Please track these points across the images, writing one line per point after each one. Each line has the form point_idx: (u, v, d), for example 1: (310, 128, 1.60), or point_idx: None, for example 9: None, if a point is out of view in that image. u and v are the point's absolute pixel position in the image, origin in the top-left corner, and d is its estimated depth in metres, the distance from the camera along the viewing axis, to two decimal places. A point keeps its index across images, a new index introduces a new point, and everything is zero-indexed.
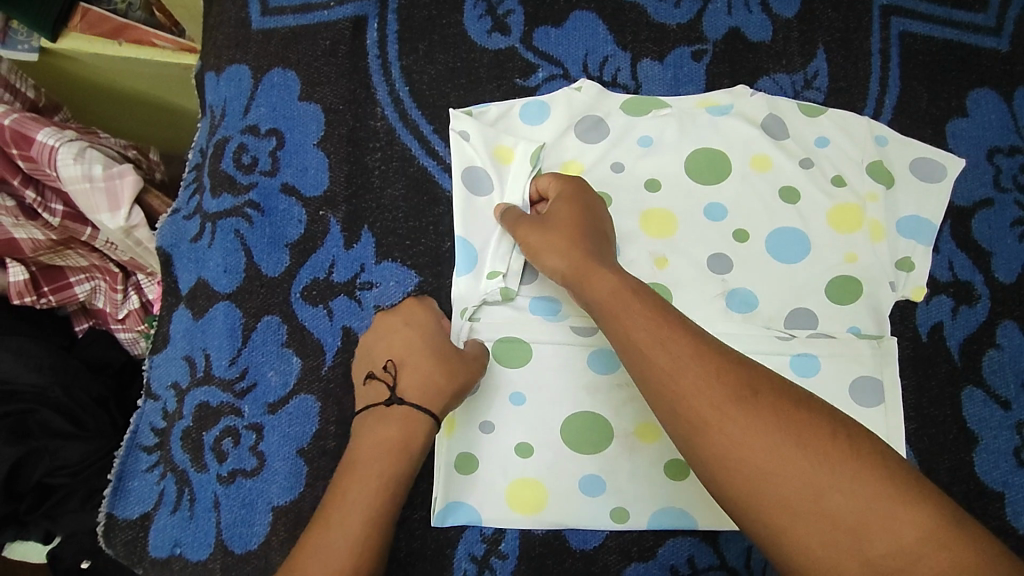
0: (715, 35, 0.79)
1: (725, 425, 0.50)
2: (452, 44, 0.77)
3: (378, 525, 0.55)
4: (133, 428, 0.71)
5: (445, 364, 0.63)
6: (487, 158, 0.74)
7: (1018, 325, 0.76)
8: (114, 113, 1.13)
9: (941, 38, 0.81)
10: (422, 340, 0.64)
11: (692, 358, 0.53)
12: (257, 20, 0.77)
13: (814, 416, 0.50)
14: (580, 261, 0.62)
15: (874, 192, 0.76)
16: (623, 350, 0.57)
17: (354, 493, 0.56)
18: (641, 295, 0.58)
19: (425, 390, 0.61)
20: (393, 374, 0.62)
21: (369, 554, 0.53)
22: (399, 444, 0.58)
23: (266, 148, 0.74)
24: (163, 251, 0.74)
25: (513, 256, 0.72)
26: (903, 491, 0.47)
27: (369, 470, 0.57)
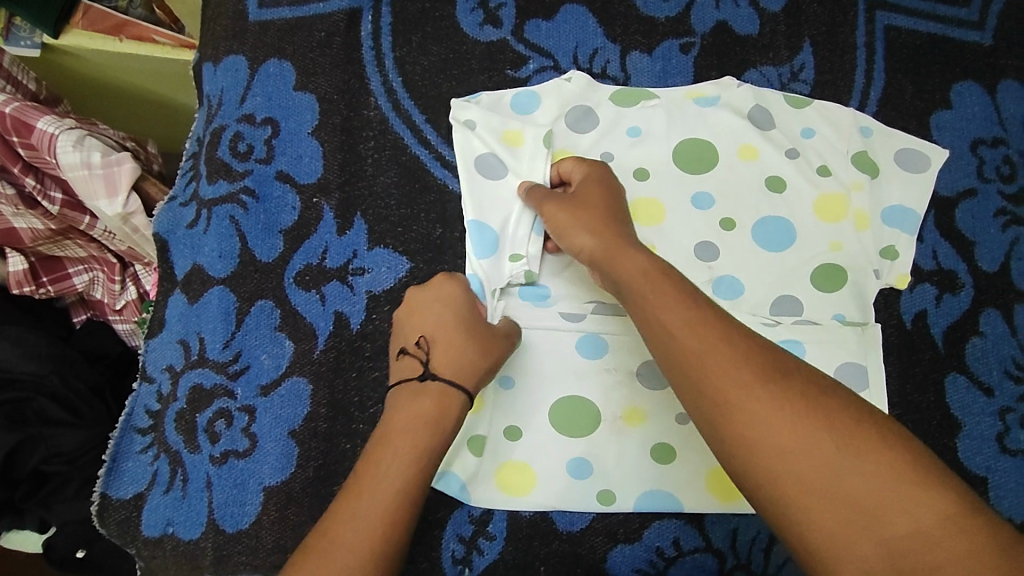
0: (703, 28, 0.81)
1: (750, 405, 0.49)
2: (445, 37, 0.78)
3: (411, 496, 0.55)
4: (128, 411, 0.72)
5: (479, 341, 0.63)
6: (496, 143, 0.74)
7: (1001, 313, 0.77)
8: (115, 109, 1.15)
9: (925, 31, 0.82)
10: (456, 316, 0.64)
11: (721, 340, 0.52)
12: (253, 13, 0.78)
13: (837, 401, 0.50)
14: (613, 240, 0.62)
15: (859, 182, 0.77)
16: (650, 332, 0.56)
17: (387, 464, 0.56)
18: (671, 276, 0.57)
19: (460, 367, 0.61)
20: (426, 350, 0.62)
21: (401, 524, 0.54)
22: (434, 418, 0.58)
23: (261, 136, 0.75)
24: (159, 238, 0.75)
25: (534, 239, 0.73)
26: (922, 476, 0.47)
27: (403, 441, 0.57)
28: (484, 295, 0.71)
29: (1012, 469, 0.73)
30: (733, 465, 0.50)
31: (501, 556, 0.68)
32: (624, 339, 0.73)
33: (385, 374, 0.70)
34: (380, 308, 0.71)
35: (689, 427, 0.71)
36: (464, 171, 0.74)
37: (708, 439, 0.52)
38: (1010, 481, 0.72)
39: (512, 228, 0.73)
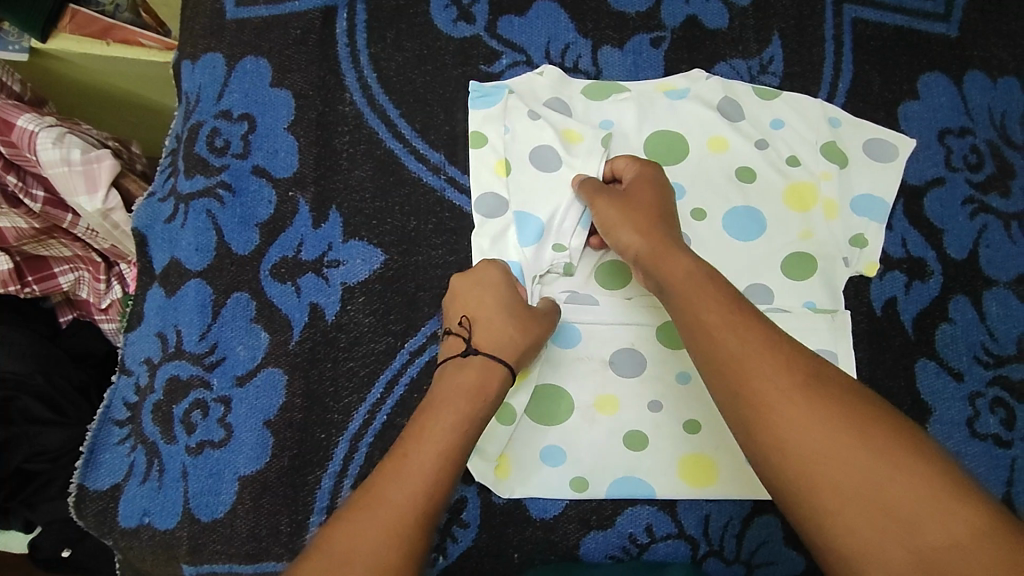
0: (673, 23, 0.82)
1: (786, 410, 0.50)
2: (419, 33, 0.80)
3: (452, 458, 0.56)
4: (106, 403, 0.72)
5: (519, 319, 0.66)
6: (556, 137, 0.76)
7: (970, 300, 0.78)
8: (102, 109, 1.16)
9: (891, 24, 0.84)
10: (496, 297, 0.67)
11: (759, 343, 0.54)
12: (230, 11, 0.80)
13: (877, 412, 0.50)
14: (659, 242, 0.64)
15: (827, 172, 0.79)
16: (690, 332, 0.58)
17: (432, 428, 0.57)
18: (713, 279, 0.60)
19: (499, 342, 0.64)
20: (468, 329, 0.66)
21: (444, 482, 0.54)
22: (474, 388, 0.61)
23: (238, 132, 0.76)
24: (138, 232, 0.76)
25: (578, 233, 0.74)
26: (959, 488, 0.46)
27: (449, 407, 0.59)
28: (524, 279, 0.73)
29: (983, 453, 0.73)
30: (763, 467, 0.51)
31: (475, 544, 0.69)
32: (596, 329, 0.74)
33: (359, 364, 0.71)
34: (355, 300, 0.72)
35: (661, 414, 0.72)
36: (521, 161, 0.75)
37: (742, 442, 0.53)
38: (980, 464, 0.73)
39: (560, 219, 0.74)
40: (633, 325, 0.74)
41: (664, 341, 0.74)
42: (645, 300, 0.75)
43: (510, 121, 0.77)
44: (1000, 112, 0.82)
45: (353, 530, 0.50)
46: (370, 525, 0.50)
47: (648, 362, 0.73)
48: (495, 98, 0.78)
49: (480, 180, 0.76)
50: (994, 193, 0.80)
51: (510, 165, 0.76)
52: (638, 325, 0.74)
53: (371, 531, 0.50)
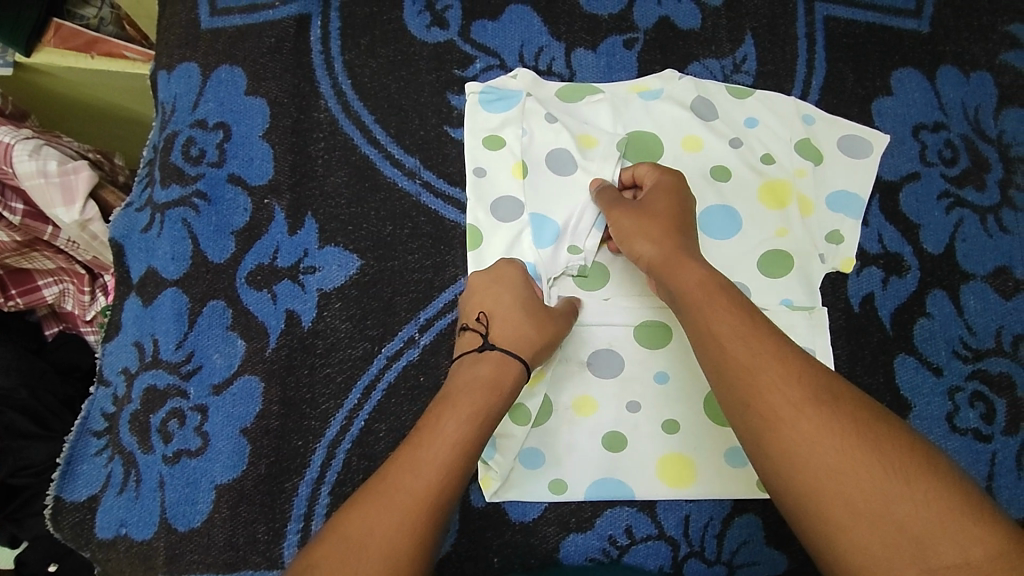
0: (645, 25, 0.83)
1: (796, 420, 0.51)
2: (393, 39, 0.80)
3: (466, 450, 0.56)
4: (84, 414, 0.72)
5: (535, 317, 0.67)
6: (571, 141, 0.77)
7: (948, 294, 0.78)
8: (88, 118, 1.15)
9: (863, 21, 0.84)
10: (514, 296, 0.68)
11: (770, 354, 0.55)
12: (205, 21, 0.80)
13: (892, 427, 0.51)
14: (671, 251, 0.65)
15: (802, 169, 0.79)
16: (701, 343, 0.59)
17: (445, 420, 0.57)
18: (725, 291, 0.61)
19: (515, 340, 0.65)
20: (486, 325, 0.66)
21: (456, 473, 0.54)
22: (491, 381, 0.61)
23: (213, 141, 0.76)
24: (115, 242, 0.76)
25: (593, 235, 0.75)
26: (974, 509, 0.46)
27: (462, 399, 0.59)
28: (540, 279, 0.73)
29: (964, 448, 0.73)
30: (771, 478, 0.51)
31: (454, 549, 0.68)
32: (574, 330, 0.73)
33: (337, 370, 0.71)
34: (331, 305, 0.72)
35: (640, 414, 0.72)
36: (539, 164, 0.77)
37: (750, 453, 0.54)
38: (960, 459, 0.73)
39: (574, 223, 0.75)
40: (612, 326, 0.74)
41: (644, 342, 0.74)
42: (624, 301, 0.75)
43: (528, 124, 0.77)
44: (974, 106, 0.83)
45: (363, 520, 0.50)
46: (381, 513, 0.50)
47: (626, 363, 0.73)
48: (514, 101, 0.78)
49: (497, 182, 0.77)
50: (969, 187, 0.81)
51: (527, 167, 0.76)
52: (617, 326, 0.74)
53: (384, 520, 0.50)
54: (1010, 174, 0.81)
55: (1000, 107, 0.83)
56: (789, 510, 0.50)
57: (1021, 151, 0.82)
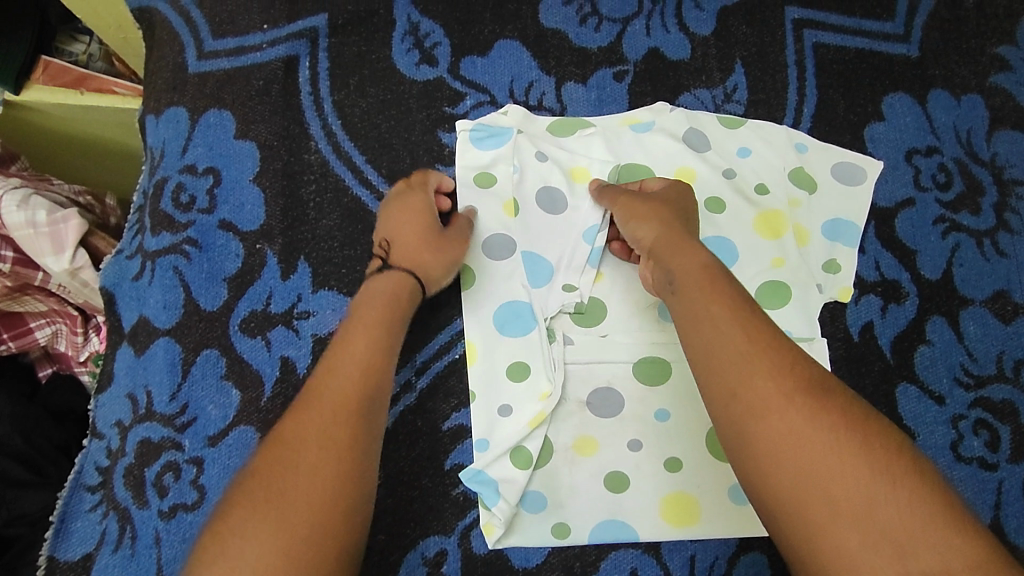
0: (635, 56, 0.82)
1: (784, 415, 0.50)
2: (383, 78, 0.80)
3: (377, 356, 0.61)
4: (78, 468, 0.71)
5: (430, 240, 0.69)
6: (562, 178, 0.77)
7: (947, 320, 0.77)
8: (81, 159, 1.12)
9: (852, 47, 0.84)
10: (415, 221, 0.70)
11: (761, 344, 0.54)
12: (192, 65, 0.79)
13: (881, 429, 0.50)
14: (677, 233, 0.64)
15: (795, 199, 0.79)
16: (690, 326, 0.57)
17: (352, 330, 0.62)
18: (726, 276, 0.59)
19: (413, 262, 0.68)
20: (387, 250, 0.69)
21: (371, 379, 0.59)
22: (389, 301, 0.65)
23: (203, 187, 0.76)
24: (106, 291, 0.75)
25: (586, 272, 0.75)
26: (958, 518, 0.46)
27: (367, 311, 0.63)
28: (534, 321, 0.73)
29: (969, 477, 0.73)
30: (747, 468, 0.51)
31: None
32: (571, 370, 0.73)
33: None
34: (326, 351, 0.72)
35: (641, 453, 0.71)
36: (531, 202, 0.76)
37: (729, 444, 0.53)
38: (966, 489, 0.72)
39: (568, 260, 0.75)
40: (611, 363, 0.73)
41: (643, 379, 0.73)
42: (622, 338, 0.74)
43: (520, 161, 0.77)
44: (965, 130, 0.83)
45: (296, 427, 0.55)
46: (307, 426, 0.55)
47: (626, 401, 0.73)
48: (505, 137, 0.78)
49: (489, 219, 0.76)
50: (964, 211, 0.80)
51: (519, 205, 0.76)
52: (615, 363, 0.74)
53: (308, 435, 0.54)
54: (1004, 197, 0.81)
55: (991, 130, 0.83)
56: (761, 496, 0.50)
57: (1014, 174, 0.82)
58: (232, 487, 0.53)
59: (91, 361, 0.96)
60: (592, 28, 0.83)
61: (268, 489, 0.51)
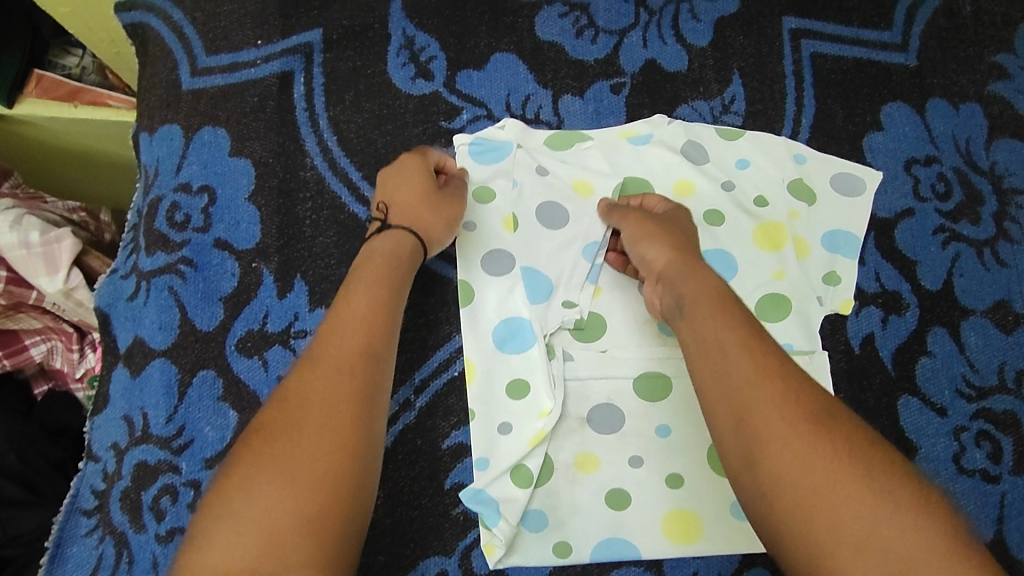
0: (632, 68, 0.82)
1: (790, 439, 0.50)
2: (378, 93, 0.79)
3: (380, 306, 0.61)
4: (74, 492, 0.70)
5: (426, 198, 0.70)
6: (561, 193, 0.77)
7: (948, 331, 0.77)
8: (75, 172, 1.11)
9: (850, 57, 0.84)
10: (411, 180, 0.70)
11: (769, 369, 0.54)
12: (186, 81, 0.79)
13: (886, 457, 0.50)
14: (686, 257, 0.65)
15: (795, 211, 0.78)
16: (698, 349, 0.58)
17: (355, 285, 0.62)
18: (735, 302, 0.60)
19: (411, 222, 0.68)
20: (384, 212, 0.69)
21: (375, 330, 0.60)
22: (389, 258, 0.65)
23: (198, 205, 0.75)
24: (101, 312, 0.75)
25: (586, 288, 0.75)
26: (964, 550, 0.46)
27: (368, 268, 0.64)
28: (534, 338, 0.73)
29: (971, 490, 0.72)
30: (752, 496, 0.51)
31: None
32: (571, 387, 0.72)
33: None
34: None
35: (643, 469, 0.71)
36: (529, 217, 0.76)
37: (736, 470, 0.52)
38: (969, 502, 0.72)
39: (568, 276, 0.75)
40: (611, 380, 0.73)
41: (643, 395, 0.73)
42: (622, 353, 0.74)
43: (518, 176, 0.77)
44: (964, 138, 0.82)
45: (301, 386, 0.56)
46: (314, 377, 0.56)
47: (627, 417, 0.72)
48: (502, 152, 0.77)
49: (488, 235, 0.75)
50: (964, 221, 0.80)
51: (518, 221, 0.76)
52: (616, 379, 0.73)
53: (317, 384, 0.55)
54: (1004, 206, 0.81)
55: (990, 138, 0.83)
56: (766, 522, 0.50)
57: (1014, 182, 0.82)
58: (244, 440, 0.54)
59: (88, 378, 0.94)
60: (589, 40, 0.82)
61: (275, 442, 0.52)
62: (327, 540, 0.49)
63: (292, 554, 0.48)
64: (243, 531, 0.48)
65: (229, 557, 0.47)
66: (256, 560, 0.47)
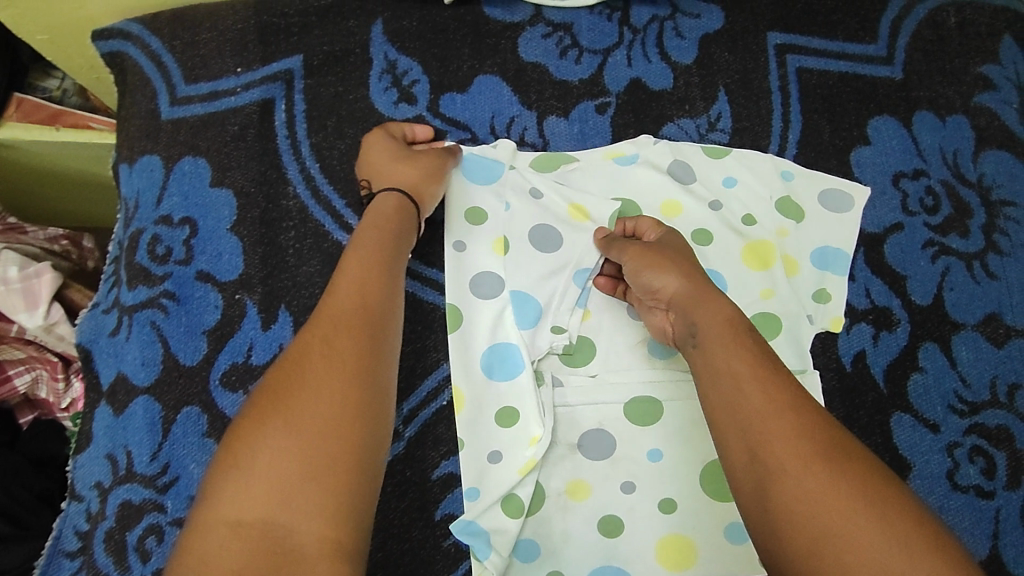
0: (617, 88, 0.81)
1: (801, 477, 0.50)
2: (360, 118, 0.78)
3: (382, 263, 0.63)
4: (57, 533, 0.69)
5: (397, 156, 0.72)
6: (549, 215, 0.76)
7: (940, 346, 0.76)
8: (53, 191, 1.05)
9: (836, 71, 0.84)
10: (378, 145, 0.73)
11: (784, 405, 0.54)
12: (165, 111, 0.78)
13: (902, 500, 0.50)
14: (696, 286, 0.64)
15: (783, 228, 0.78)
16: (711, 382, 0.58)
17: (357, 246, 0.64)
18: (750, 333, 0.59)
19: (390, 181, 0.70)
20: (367, 183, 0.72)
21: (376, 283, 0.61)
22: (372, 214, 0.67)
23: (179, 237, 0.74)
24: (83, 347, 0.74)
25: (575, 313, 0.74)
26: None
27: (368, 231, 0.65)
28: (523, 364, 0.72)
29: (965, 507, 0.72)
30: (761, 526, 0.51)
31: None
32: (562, 414, 0.72)
33: None
34: None
35: (635, 495, 0.70)
36: (518, 239, 0.75)
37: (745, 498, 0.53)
38: (964, 519, 0.71)
39: (557, 300, 0.74)
40: (602, 405, 0.72)
41: (634, 419, 0.72)
42: (612, 377, 0.73)
43: (508, 197, 0.76)
44: (952, 151, 0.82)
45: (303, 343, 0.56)
46: (319, 328, 0.57)
47: (618, 442, 0.71)
48: (493, 172, 0.77)
49: (476, 259, 0.75)
50: (953, 234, 0.80)
51: (509, 243, 0.75)
52: (607, 404, 0.72)
53: (320, 333, 0.56)
54: (993, 218, 0.80)
55: (978, 150, 0.82)
56: (772, 552, 0.50)
57: (1002, 194, 0.81)
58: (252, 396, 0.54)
59: (74, 410, 0.87)
60: (573, 60, 0.82)
61: (279, 396, 0.52)
62: (339, 488, 0.49)
63: (305, 494, 0.48)
64: (252, 481, 0.48)
65: (242, 505, 0.48)
66: (270, 507, 0.48)
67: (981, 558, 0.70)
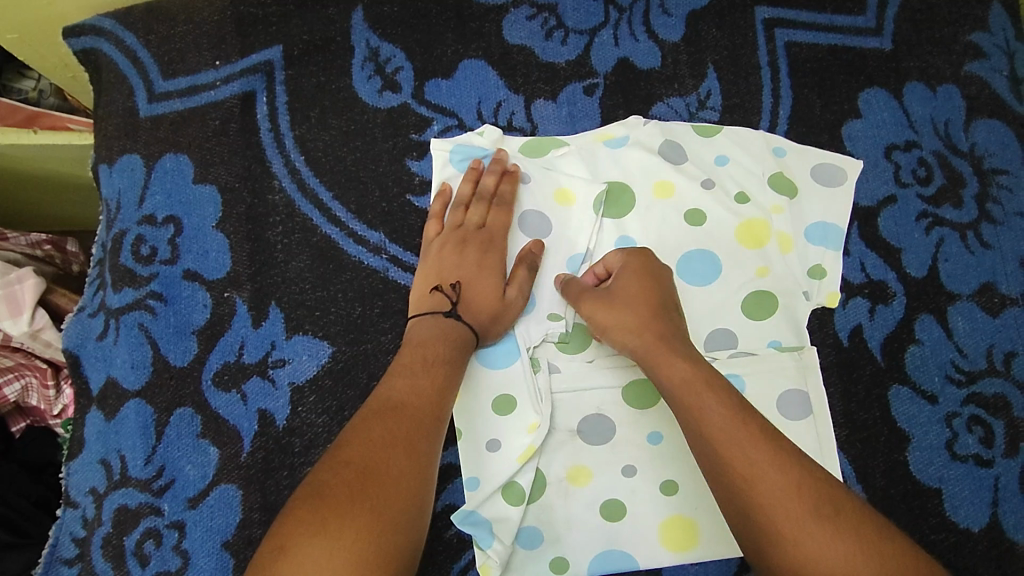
0: (605, 68, 0.80)
1: (800, 536, 0.52)
2: (344, 109, 0.76)
3: (455, 364, 0.64)
4: (54, 540, 0.68)
5: (503, 304, 0.70)
6: (544, 203, 0.76)
7: (936, 317, 0.76)
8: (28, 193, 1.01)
9: (825, 44, 0.83)
10: (492, 279, 0.70)
11: (771, 463, 0.55)
12: (143, 108, 0.76)
13: (893, 541, 0.52)
14: (653, 344, 0.64)
15: (778, 205, 0.77)
16: (696, 443, 0.58)
17: (434, 342, 0.65)
18: (717, 387, 0.60)
19: (479, 317, 0.68)
20: (459, 296, 0.68)
21: (451, 385, 0.62)
22: (461, 342, 0.66)
23: (164, 237, 0.72)
24: (70, 353, 0.72)
25: None
26: None
27: (449, 336, 0.65)
28: (518, 353, 0.71)
29: (965, 476, 0.72)
30: None
31: None
32: (560, 400, 0.71)
33: None
34: (305, 399, 0.69)
35: (637, 477, 0.70)
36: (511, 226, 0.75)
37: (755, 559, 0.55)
38: (963, 489, 0.71)
39: (552, 287, 0.74)
40: (599, 390, 0.72)
41: (633, 403, 0.71)
42: (608, 362, 0.72)
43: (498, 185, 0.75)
44: (942, 121, 0.81)
45: (378, 428, 0.56)
46: (396, 417, 0.58)
47: (617, 426, 0.71)
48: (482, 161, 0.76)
49: None
50: (945, 205, 0.79)
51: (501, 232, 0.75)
52: (604, 389, 0.72)
53: (399, 423, 0.57)
54: (985, 187, 0.80)
55: (969, 119, 0.82)
56: None
57: (994, 163, 0.81)
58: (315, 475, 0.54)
59: (65, 417, 0.84)
60: (558, 41, 0.80)
61: (358, 475, 0.53)
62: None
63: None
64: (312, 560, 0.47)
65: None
66: None
67: (981, 525, 0.71)
